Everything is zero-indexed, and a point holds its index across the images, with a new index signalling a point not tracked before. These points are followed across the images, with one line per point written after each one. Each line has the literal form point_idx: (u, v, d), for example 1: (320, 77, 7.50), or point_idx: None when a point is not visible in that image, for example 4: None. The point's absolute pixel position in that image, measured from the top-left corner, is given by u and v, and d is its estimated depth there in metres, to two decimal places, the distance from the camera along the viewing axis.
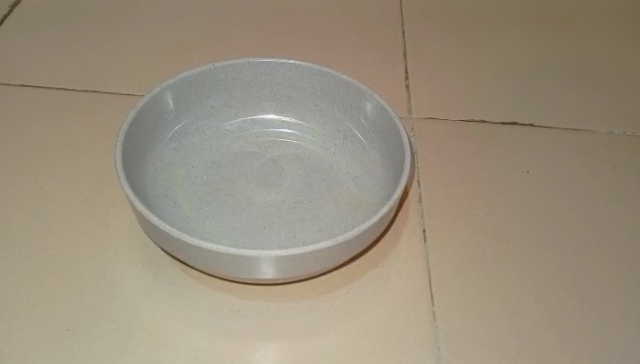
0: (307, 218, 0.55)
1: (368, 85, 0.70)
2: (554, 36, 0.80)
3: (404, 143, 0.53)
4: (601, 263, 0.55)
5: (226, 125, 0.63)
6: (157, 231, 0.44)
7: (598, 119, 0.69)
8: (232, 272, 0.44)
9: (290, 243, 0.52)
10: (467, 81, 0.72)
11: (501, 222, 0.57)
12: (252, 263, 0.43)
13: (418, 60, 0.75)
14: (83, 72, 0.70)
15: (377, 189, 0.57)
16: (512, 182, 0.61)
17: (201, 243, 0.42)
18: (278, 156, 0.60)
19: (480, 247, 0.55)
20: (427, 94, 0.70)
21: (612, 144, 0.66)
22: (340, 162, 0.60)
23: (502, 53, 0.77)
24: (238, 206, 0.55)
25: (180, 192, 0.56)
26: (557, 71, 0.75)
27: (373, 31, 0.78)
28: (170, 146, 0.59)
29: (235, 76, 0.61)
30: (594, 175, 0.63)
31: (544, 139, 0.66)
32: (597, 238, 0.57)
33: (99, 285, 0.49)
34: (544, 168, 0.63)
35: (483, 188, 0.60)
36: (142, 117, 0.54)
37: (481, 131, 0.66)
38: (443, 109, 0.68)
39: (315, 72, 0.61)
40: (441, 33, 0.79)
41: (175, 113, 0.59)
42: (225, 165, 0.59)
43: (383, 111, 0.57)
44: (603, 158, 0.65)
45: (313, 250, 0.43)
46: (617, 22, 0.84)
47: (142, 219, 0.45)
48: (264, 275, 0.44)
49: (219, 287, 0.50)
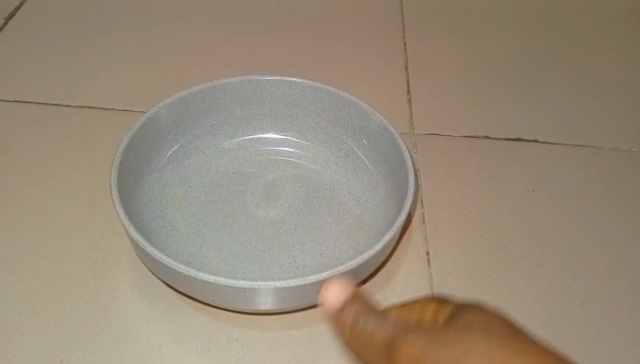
0: (308, 241, 0.53)
1: (369, 100, 0.69)
2: (557, 48, 0.79)
3: (408, 165, 0.52)
4: (606, 283, 0.53)
5: (225, 144, 0.61)
6: (153, 261, 0.43)
7: (602, 133, 0.68)
8: (230, 302, 0.43)
9: (290, 268, 0.51)
10: (469, 95, 0.71)
11: (505, 242, 0.56)
12: (251, 294, 0.41)
13: (419, 73, 0.73)
14: (78, 86, 0.69)
15: (379, 210, 0.55)
16: (517, 201, 0.59)
17: (197, 274, 0.41)
18: (278, 176, 0.59)
19: (484, 270, 0.53)
20: (430, 108, 0.69)
21: (619, 160, 0.65)
22: (342, 181, 0.59)
23: (504, 66, 0.76)
24: (237, 228, 0.54)
25: (177, 214, 0.54)
26: (560, 84, 0.74)
27: (374, 43, 0.77)
28: (166, 166, 0.57)
29: (234, 94, 0.60)
30: (599, 191, 0.61)
31: (548, 155, 0.65)
32: (605, 259, 0.55)
33: (94, 311, 0.48)
34: (549, 186, 0.61)
35: (487, 207, 0.59)
36: (138, 139, 0.53)
37: (485, 147, 0.65)
38: (446, 124, 0.67)
39: (317, 89, 0.59)
40: (443, 45, 0.78)
41: (172, 132, 0.58)
42: (224, 185, 0.58)
43: (386, 130, 0.55)
44: (609, 175, 0.63)
45: (313, 281, 0.42)
46: (619, 34, 0.83)
47: (139, 247, 0.44)
48: (263, 306, 0.43)
49: (218, 315, 0.49)
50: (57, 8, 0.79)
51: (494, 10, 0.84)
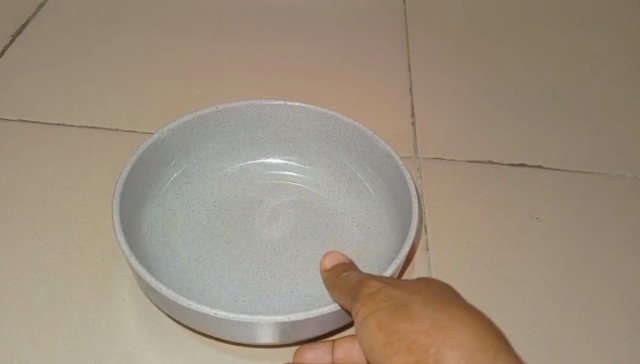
0: (310, 268, 0.53)
1: (374, 122, 0.69)
2: (564, 73, 0.79)
3: (412, 195, 0.51)
4: (613, 314, 0.53)
5: (227, 167, 0.61)
6: (156, 294, 0.43)
7: (608, 159, 0.68)
8: (232, 335, 0.42)
9: (292, 296, 0.51)
10: (474, 119, 0.71)
11: (510, 272, 0.55)
12: (253, 328, 0.41)
13: (425, 96, 0.73)
14: (81, 106, 0.68)
15: (382, 238, 0.55)
16: (522, 228, 0.59)
17: (198, 307, 0.41)
18: (280, 200, 0.59)
19: (489, 301, 0.52)
20: (434, 132, 0.68)
21: (624, 187, 0.64)
22: (345, 206, 0.58)
23: (509, 89, 0.76)
24: (239, 255, 0.54)
25: (179, 239, 0.54)
26: (566, 109, 0.74)
27: (379, 65, 0.77)
28: (169, 190, 0.57)
29: (238, 118, 0.60)
30: (606, 219, 0.61)
31: (554, 181, 0.64)
32: (610, 290, 0.54)
33: (93, 339, 0.48)
34: (554, 213, 0.61)
35: (491, 234, 0.58)
36: (141, 164, 0.53)
37: (489, 172, 0.64)
38: (450, 148, 0.67)
39: (321, 115, 0.59)
40: (447, 68, 0.77)
41: (175, 156, 0.57)
42: (226, 209, 0.57)
43: (390, 158, 0.55)
44: (615, 202, 0.63)
45: (315, 314, 0.41)
46: (626, 59, 0.82)
47: (141, 278, 0.44)
48: (265, 339, 0.42)
49: (221, 346, 0.48)
50: (63, 26, 0.79)
51: (498, 33, 0.84)
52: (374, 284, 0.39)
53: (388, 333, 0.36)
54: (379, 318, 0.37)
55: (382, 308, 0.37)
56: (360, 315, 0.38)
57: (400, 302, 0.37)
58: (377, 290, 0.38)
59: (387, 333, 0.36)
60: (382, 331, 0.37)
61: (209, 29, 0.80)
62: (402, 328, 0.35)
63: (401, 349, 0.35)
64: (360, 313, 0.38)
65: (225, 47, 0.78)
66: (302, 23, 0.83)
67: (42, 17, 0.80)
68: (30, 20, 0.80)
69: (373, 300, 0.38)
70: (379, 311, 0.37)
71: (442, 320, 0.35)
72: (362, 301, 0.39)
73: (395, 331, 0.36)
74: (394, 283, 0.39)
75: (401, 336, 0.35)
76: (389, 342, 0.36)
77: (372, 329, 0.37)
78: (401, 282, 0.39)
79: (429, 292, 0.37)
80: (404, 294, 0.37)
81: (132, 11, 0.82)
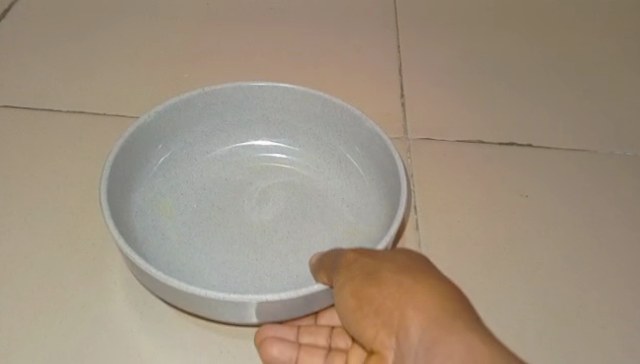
0: (301, 249, 0.54)
1: (363, 103, 0.69)
2: (553, 52, 0.79)
3: (401, 174, 0.51)
4: (603, 291, 0.53)
5: (217, 150, 0.60)
6: (145, 276, 0.43)
7: (596, 137, 0.68)
8: (223, 315, 0.42)
9: (283, 277, 0.51)
10: (464, 99, 0.71)
11: (500, 249, 0.55)
12: (243, 307, 0.41)
13: (415, 77, 0.73)
14: (69, 91, 0.68)
15: (372, 218, 0.55)
16: (511, 205, 0.59)
17: (188, 287, 0.41)
18: (271, 182, 0.59)
19: (480, 278, 0.53)
20: (423, 112, 0.68)
21: (612, 164, 0.65)
22: (335, 187, 0.58)
23: (498, 68, 0.76)
24: (229, 237, 0.54)
25: (169, 223, 0.54)
26: (557, 88, 0.74)
27: (369, 46, 0.76)
28: (157, 173, 0.56)
29: (226, 100, 0.59)
30: (594, 196, 0.61)
31: (545, 160, 0.64)
32: (599, 265, 0.55)
33: (84, 323, 0.47)
34: (543, 190, 0.61)
35: (481, 212, 0.58)
36: (128, 148, 0.52)
37: (479, 152, 0.64)
38: (440, 128, 0.67)
39: (309, 95, 0.58)
40: (436, 48, 0.77)
41: (163, 139, 0.57)
42: (216, 192, 0.57)
43: (379, 138, 0.55)
44: (603, 179, 0.63)
45: (306, 293, 0.41)
46: (616, 39, 0.82)
47: (130, 261, 0.43)
48: (256, 318, 0.42)
49: (214, 327, 0.48)
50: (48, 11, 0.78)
51: (487, 13, 0.84)
52: (352, 254, 0.39)
53: (359, 299, 0.36)
54: (352, 286, 0.37)
55: (355, 275, 0.37)
56: (337, 284, 0.38)
57: (372, 270, 0.36)
58: (354, 260, 0.38)
59: (358, 298, 0.36)
60: (354, 297, 0.36)
61: (196, 12, 0.80)
62: (371, 294, 0.35)
63: (370, 314, 0.35)
64: (337, 283, 0.38)
65: (212, 30, 0.77)
66: (289, 5, 0.82)
67: (28, 1, 0.80)
68: (15, 5, 0.79)
69: (349, 268, 0.38)
70: (352, 278, 0.37)
71: (407, 283, 0.35)
72: (339, 271, 0.39)
73: (365, 296, 0.36)
74: (372, 252, 0.38)
75: (370, 301, 0.35)
76: (360, 307, 0.36)
77: (346, 297, 0.37)
78: (378, 253, 0.38)
79: (402, 261, 0.37)
80: (379, 262, 0.37)
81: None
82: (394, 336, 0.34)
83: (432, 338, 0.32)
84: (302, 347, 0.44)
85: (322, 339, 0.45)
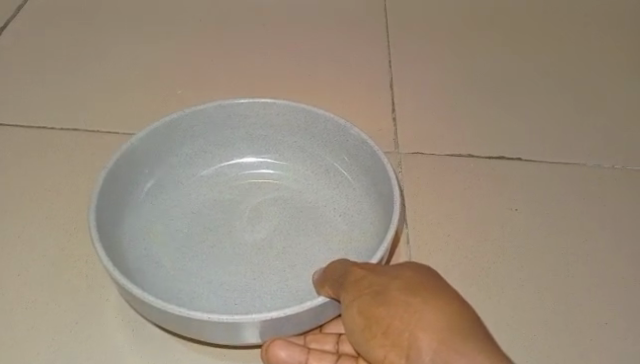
0: (298, 264, 0.53)
1: (354, 99, 0.68)
2: (545, 43, 0.78)
3: (392, 180, 0.51)
4: (619, 279, 0.51)
5: (202, 172, 0.59)
6: (143, 304, 0.42)
7: (589, 119, 0.67)
8: (226, 338, 0.42)
9: (282, 294, 0.51)
10: (455, 89, 0.70)
11: (499, 227, 0.54)
12: (245, 327, 0.40)
13: (406, 73, 0.72)
14: (53, 110, 0.66)
15: (367, 226, 0.55)
16: (510, 185, 0.58)
17: (189, 313, 0.40)
18: (261, 199, 0.58)
19: (480, 256, 0.51)
20: (414, 104, 0.68)
21: (609, 146, 0.64)
22: (326, 198, 0.58)
23: (486, 57, 0.75)
24: (224, 258, 0.53)
25: (161, 248, 0.53)
26: (550, 78, 0.73)
27: (358, 47, 0.76)
28: (145, 200, 0.55)
29: (208, 120, 0.58)
30: (594, 175, 0.60)
31: (545, 148, 0.63)
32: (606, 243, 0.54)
33: (79, 345, 0.46)
34: (541, 170, 0.60)
35: (479, 195, 0.57)
36: (114, 177, 0.51)
37: (472, 138, 0.64)
38: (431, 117, 0.66)
39: (292, 108, 0.58)
40: (425, 41, 0.77)
41: (148, 165, 0.56)
42: (205, 215, 0.56)
43: (367, 145, 0.54)
44: (602, 161, 0.62)
45: (310, 307, 0.40)
46: (609, 30, 0.81)
47: (125, 290, 0.42)
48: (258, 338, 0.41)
49: (212, 354, 0.47)
50: (37, 27, 0.78)
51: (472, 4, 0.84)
52: (359, 271, 0.38)
53: (368, 318, 0.36)
54: (359, 304, 0.36)
55: (363, 293, 0.36)
56: (344, 302, 0.38)
57: (381, 288, 0.36)
58: (362, 277, 0.38)
59: (367, 318, 0.36)
60: (362, 316, 0.36)
61: (187, 23, 0.79)
62: (378, 313, 0.35)
63: (379, 333, 0.35)
64: (345, 300, 0.38)
65: (204, 40, 0.77)
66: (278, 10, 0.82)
67: (16, 17, 0.79)
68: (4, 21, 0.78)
69: (356, 286, 0.37)
70: (361, 297, 0.36)
71: (414, 303, 0.34)
72: (346, 288, 0.38)
73: (374, 315, 0.35)
74: (380, 269, 0.38)
75: (379, 321, 0.35)
76: (368, 327, 0.36)
77: (354, 315, 0.37)
78: (387, 269, 0.38)
79: (410, 278, 0.36)
80: (386, 279, 0.36)
81: (107, 14, 0.80)
82: (402, 359, 0.34)
83: (441, 358, 0.31)
84: (311, 352, 0.42)
85: (330, 345, 0.43)
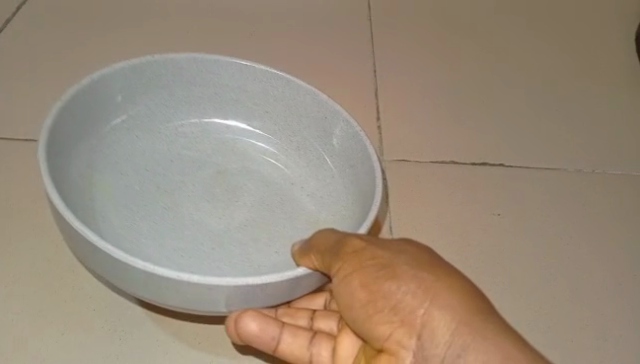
0: (262, 238, 0.49)
1: (340, 78, 0.64)
2: (549, 39, 0.75)
3: (373, 161, 0.48)
4: (596, 288, 0.49)
5: (161, 128, 0.53)
6: (98, 257, 0.36)
7: (579, 120, 0.65)
8: (188, 303, 0.37)
9: (244, 267, 0.46)
10: (444, 77, 0.67)
11: (480, 225, 0.52)
12: (216, 293, 0.36)
13: (402, 57, 0.69)
14: (16, 54, 0.60)
15: (337, 209, 0.51)
16: (494, 183, 0.56)
17: (154, 268, 0.35)
18: (223, 167, 0.53)
19: (461, 253, 0.50)
20: (401, 90, 0.65)
21: (598, 148, 0.62)
22: (294, 174, 0.54)
23: (479, 46, 0.72)
24: (179, 223, 0.48)
25: (109, 204, 0.47)
26: (550, 76, 0.70)
27: (356, 24, 0.72)
28: (96, 148, 0.49)
29: (177, 72, 0.53)
30: (580, 178, 0.59)
31: (539, 147, 0.61)
32: (587, 249, 0.52)
33: (23, 315, 0.40)
34: (527, 170, 0.58)
35: (461, 190, 0.55)
36: (66, 113, 0.45)
37: (459, 130, 0.61)
38: (418, 104, 0.63)
39: (270, 76, 0.54)
40: (416, 25, 0.73)
41: (104, 109, 0.49)
42: (160, 174, 0.51)
43: (347, 123, 0.51)
44: (589, 163, 0.60)
45: (291, 276, 0.36)
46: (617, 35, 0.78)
47: (79, 237, 0.36)
48: (227, 308, 0.36)
49: (178, 334, 0.42)
50: None
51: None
52: (357, 241, 0.34)
53: (371, 292, 0.32)
54: (362, 277, 0.32)
55: (365, 266, 0.32)
56: (339, 274, 0.33)
57: (386, 261, 0.32)
58: (362, 247, 0.33)
59: (370, 292, 0.32)
60: (364, 290, 0.32)
61: None
62: (385, 289, 0.31)
63: (385, 310, 0.31)
64: (340, 271, 0.33)
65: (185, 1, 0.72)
66: None
67: None
68: None
69: (356, 257, 0.33)
70: (362, 269, 0.32)
71: (430, 280, 0.30)
72: (342, 259, 0.33)
73: (379, 291, 0.31)
74: (381, 241, 0.34)
75: (385, 297, 0.31)
76: (372, 302, 0.32)
77: (353, 288, 0.32)
78: (389, 241, 0.34)
79: (418, 252, 0.32)
80: (392, 252, 0.32)
81: None
82: (415, 337, 0.30)
83: (461, 343, 0.29)
84: (285, 326, 0.37)
85: (303, 321, 0.39)
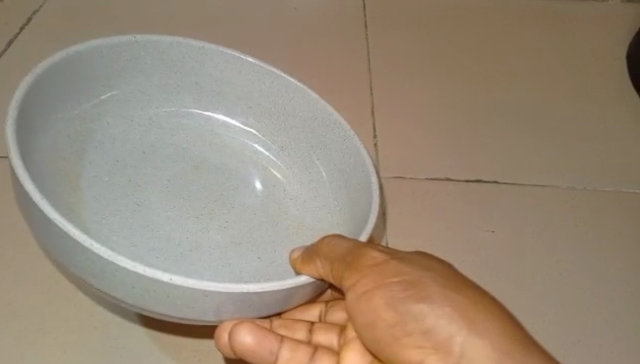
0: (243, 242, 0.44)
1: (334, 89, 0.63)
2: (544, 54, 0.74)
3: (366, 164, 0.45)
4: (582, 317, 0.48)
5: (135, 117, 0.49)
6: (79, 259, 0.32)
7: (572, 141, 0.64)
8: (174, 311, 0.33)
9: (225, 272, 0.42)
10: (437, 92, 0.66)
11: (467, 246, 0.51)
12: (208, 299, 0.32)
13: (394, 69, 0.67)
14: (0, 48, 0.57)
15: (322, 215, 0.48)
16: (485, 203, 0.55)
17: (139, 268, 0.31)
18: (199, 162, 0.49)
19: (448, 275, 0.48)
20: (393, 102, 0.63)
21: (592, 172, 0.61)
22: (277, 175, 0.50)
23: (473, 61, 0.71)
24: (153, 220, 0.43)
25: (75, 194, 0.42)
26: (547, 90, 0.69)
27: (349, 33, 0.70)
28: (62, 131, 0.44)
29: (157, 56, 0.49)
30: (574, 202, 0.57)
31: (535, 165, 0.60)
32: (575, 277, 0.51)
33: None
34: (520, 191, 0.57)
35: (450, 208, 0.54)
36: (36, 89, 0.40)
37: (450, 147, 0.60)
38: (410, 119, 0.62)
39: (256, 68, 0.50)
40: (412, 37, 0.72)
41: (74, 90, 0.45)
42: (132, 166, 0.46)
43: (335, 124, 0.48)
44: (583, 187, 0.59)
45: (292, 285, 0.33)
46: (614, 49, 0.77)
47: (57, 233, 0.32)
48: (216, 318, 0.33)
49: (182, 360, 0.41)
50: None
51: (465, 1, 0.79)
52: (376, 253, 0.30)
53: (399, 313, 0.28)
54: (388, 296, 0.28)
55: (389, 282, 0.28)
56: (357, 289, 0.29)
57: (414, 278, 0.28)
58: (383, 261, 0.29)
59: (398, 314, 0.28)
60: (390, 311, 0.28)
61: None
62: (416, 311, 0.27)
63: (415, 334, 0.27)
64: (358, 287, 0.29)
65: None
66: None
67: None
68: None
69: (379, 272, 0.29)
70: (386, 286, 0.28)
71: (468, 305, 0.27)
72: (361, 273, 0.29)
73: (409, 313, 0.27)
74: (401, 254, 0.30)
75: (416, 320, 0.27)
76: (398, 324, 0.28)
77: (375, 307, 0.29)
78: (411, 255, 0.30)
79: (447, 271, 0.29)
80: (420, 269, 0.29)
81: None
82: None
83: None
84: (285, 340, 0.34)
85: (300, 334, 0.36)
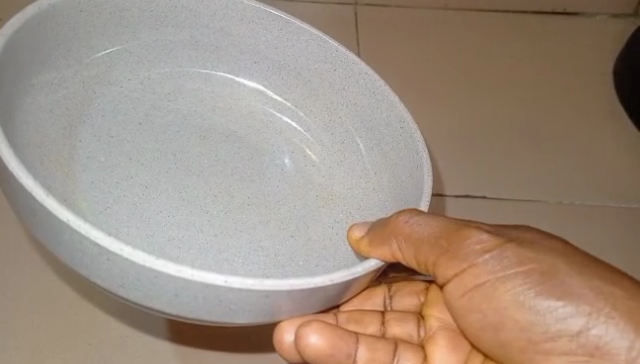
0: (272, 219, 0.38)
1: None
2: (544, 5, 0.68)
3: (405, 118, 0.38)
4: None
5: (123, 82, 0.41)
6: (108, 269, 0.25)
7: (578, 103, 0.61)
8: (224, 317, 0.27)
9: (257, 258, 0.36)
10: (435, 60, 0.62)
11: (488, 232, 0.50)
12: (268, 301, 0.26)
13: (383, 46, 0.62)
14: None
15: (354, 183, 0.41)
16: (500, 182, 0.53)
17: (182, 270, 0.24)
18: (205, 132, 0.42)
19: None
20: (391, 76, 0.59)
21: (600, 138, 0.59)
22: (292, 138, 0.43)
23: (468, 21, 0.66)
24: (165, 204, 0.37)
25: (70, 179, 0.35)
26: (538, 71, 0.63)
27: None
28: (44, 107, 0.36)
29: (145, 6, 0.41)
30: (587, 172, 0.56)
31: (536, 161, 0.56)
32: (599, 249, 0.50)
33: None
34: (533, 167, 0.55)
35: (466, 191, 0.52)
36: (11, 52, 0.32)
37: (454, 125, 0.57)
38: (410, 93, 0.58)
39: (261, 17, 0.42)
40: None
41: (52, 52, 0.37)
42: (129, 140, 0.39)
43: (362, 73, 0.41)
44: (595, 154, 0.57)
45: (359, 271, 0.27)
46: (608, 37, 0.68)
47: (77, 239, 0.25)
48: (274, 317, 0.28)
49: None
50: None
51: None
52: (482, 235, 0.28)
53: (536, 313, 0.27)
54: (512, 293, 0.27)
55: (510, 276, 0.27)
56: (467, 283, 0.28)
57: (546, 269, 0.27)
58: (497, 246, 0.28)
59: (534, 312, 0.27)
60: (522, 308, 0.27)
61: None
62: (561, 316, 0.26)
63: (563, 338, 0.27)
64: (475, 279, 0.28)
65: None
66: None
67: None
68: None
69: (498, 264, 0.27)
70: (507, 281, 0.27)
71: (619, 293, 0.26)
72: (471, 263, 0.28)
73: (551, 317, 0.27)
74: (507, 233, 0.28)
75: (560, 323, 0.27)
76: (535, 325, 0.27)
77: (499, 306, 0.28)
78: (515, 233, 0.29)
79: (572, 251, 0.28)
80: (543, 256, 0.27)
81: None
82: None
83: None
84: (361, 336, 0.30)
85: (374, 329, 0.34)
